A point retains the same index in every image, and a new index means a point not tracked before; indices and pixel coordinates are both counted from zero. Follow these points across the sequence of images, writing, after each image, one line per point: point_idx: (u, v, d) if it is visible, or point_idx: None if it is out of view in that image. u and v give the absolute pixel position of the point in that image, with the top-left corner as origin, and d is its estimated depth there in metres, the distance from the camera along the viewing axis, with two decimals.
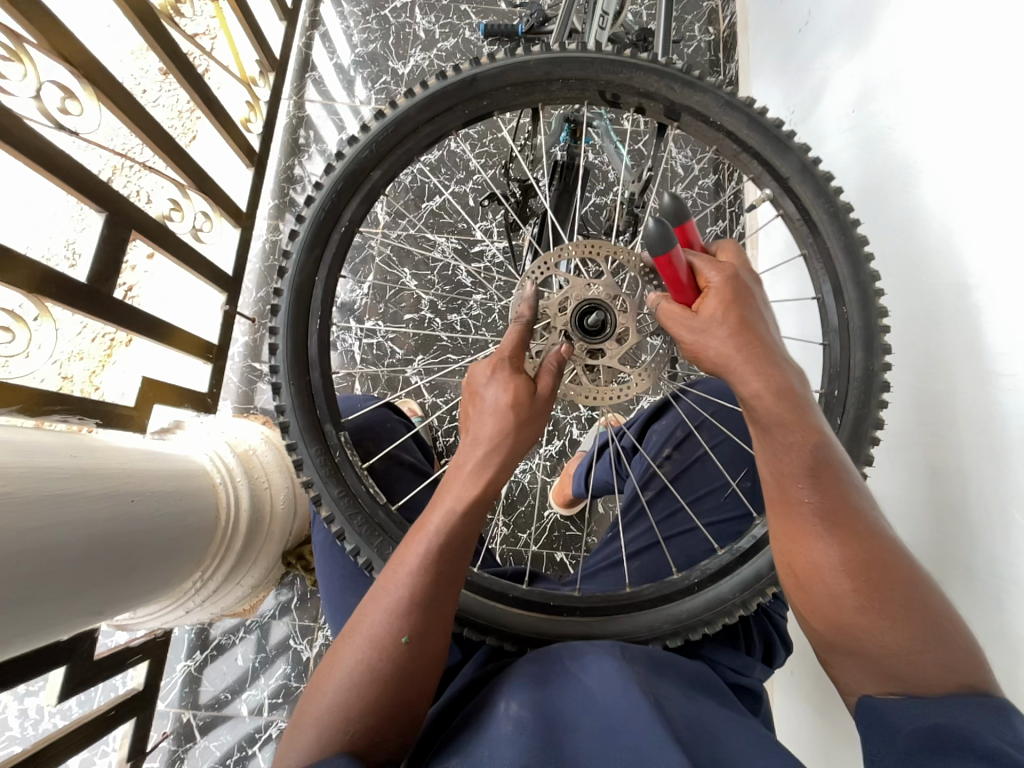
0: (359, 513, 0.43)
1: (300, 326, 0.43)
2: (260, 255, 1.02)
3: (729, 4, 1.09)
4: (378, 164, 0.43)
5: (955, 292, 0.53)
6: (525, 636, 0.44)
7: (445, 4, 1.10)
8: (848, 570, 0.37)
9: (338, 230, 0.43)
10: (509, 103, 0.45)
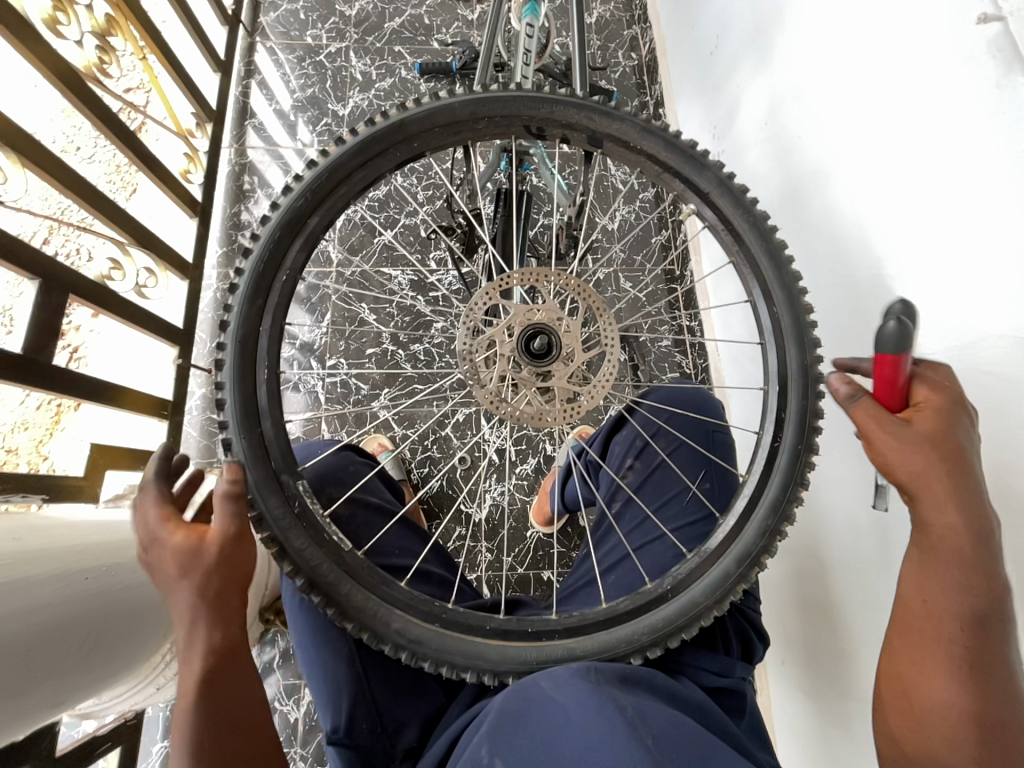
0: (324, 563, 0.42)
1: (247, 378, 0.42)
2: (212, 304, 1.01)
3: (648, 31, 1.17)
4: (314, 211, 0.44)
5: (872, 284, 0.57)
6: (505, 667, 0.43)
7: (379, 46, 1.13)
8: (964, 670, 0.38)
9: (280, 279, 0.43)
10: (440, 143, 0.46)
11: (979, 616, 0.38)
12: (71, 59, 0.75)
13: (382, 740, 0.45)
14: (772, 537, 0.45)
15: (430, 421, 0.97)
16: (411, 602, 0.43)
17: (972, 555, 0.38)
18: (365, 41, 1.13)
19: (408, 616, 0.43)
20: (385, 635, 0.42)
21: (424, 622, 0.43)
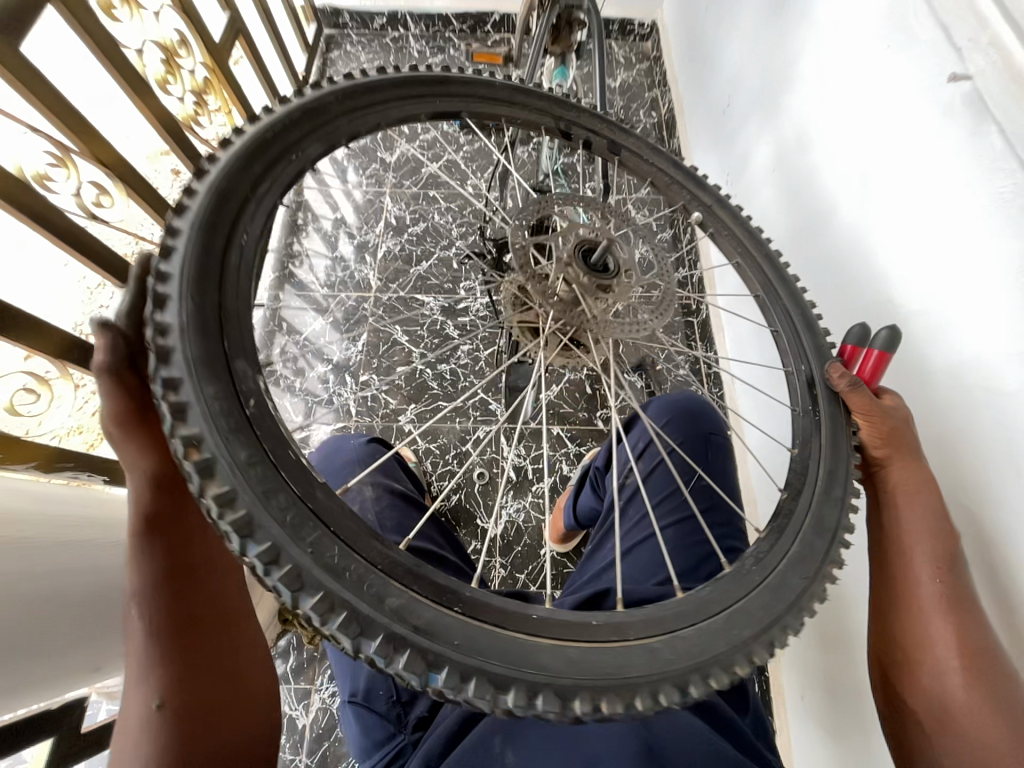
0: (292, 499, 0.27)
1: (216, 231, 0.31)
2: (262, 322, 1.11)
3: (666, 94, 1.29)
4: (341, 108, 0.40)
5: (874, 311, 0.62)
6: (568, 684, 0.28)
7: (425, 105, 1.29)
8: (942, 610, 0.40)
9: (287, 155, 0.36)
10: (481, 112, 0.49)
11: (944, 554, 0.41)
12: (172, 111, 0.89)
13: (395, 708, 0.46)
14: (846, 508, 0.39)
15: (452, 437, 1.02)
16: (416, 574, 0.29)
17: (917, 496, 0.44)
18: (413, 101, 1.29)
19: (410, 590, 0.29)
20: (381, 623, 0.27)
21: (438, 605, 0.29)
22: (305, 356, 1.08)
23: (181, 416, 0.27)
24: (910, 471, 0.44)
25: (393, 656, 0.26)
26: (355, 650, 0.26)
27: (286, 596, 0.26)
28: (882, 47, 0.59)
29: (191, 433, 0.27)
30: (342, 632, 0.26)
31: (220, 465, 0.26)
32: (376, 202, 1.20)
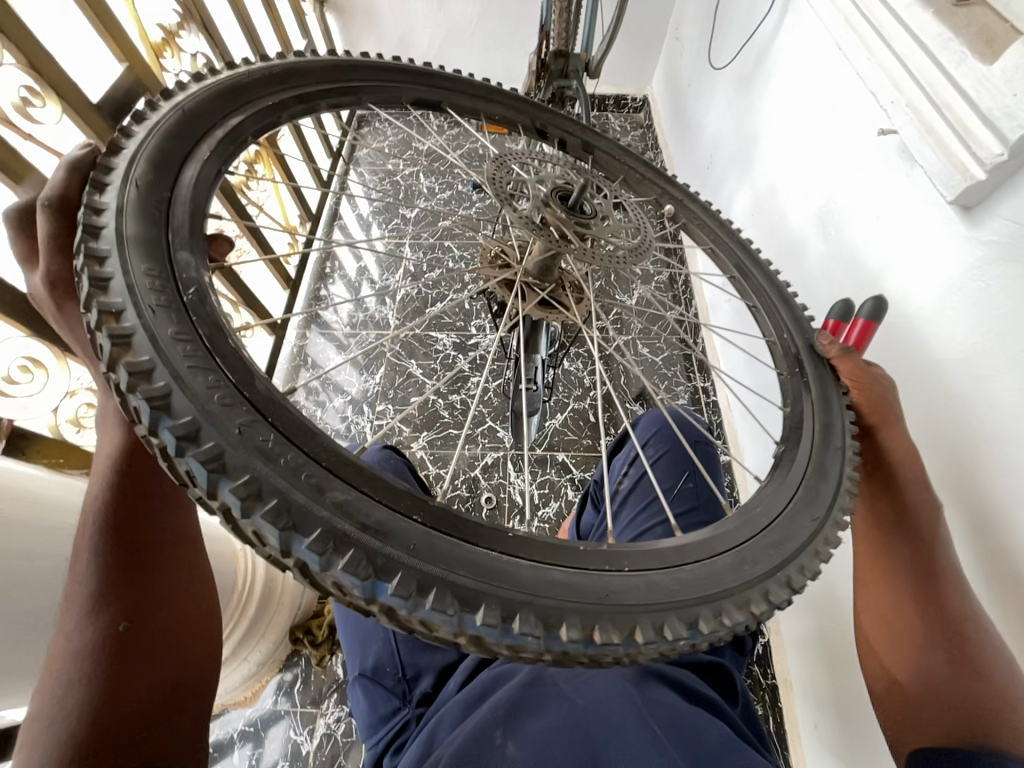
0: (222, 376, 0.25)
1: (182, 143, 0.32)
2: (289, 357, 1.21)
3: (659, 155, 1.44)
4: (324, 76, 0.43)
5: None
6: (549, 606, 0.25)
7: (443, 170, 1.46)
8: (917, 578, 0.42)
9: (266, 103, 0.38)
10: (460, 106, 0.53)
11: (924, 524, 0.43)
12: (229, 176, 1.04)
13: (401, 683, 0.51)
14: (845, 457, 0.38)
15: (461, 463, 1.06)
16: (369, 476, 0.26)
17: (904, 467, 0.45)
18: (433, 166, 1.46)
19: (361, 491, 0.26)
20: (320, 518, 0.23)
21: (401, 512, 0.26)
22: (325, 389, 1.17)
23: (102, 287, 0.25)
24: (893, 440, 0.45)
25: (334, 563, 0.23)
26: (286, 550, 0.23)
27: (210, 482, 0.23)
28: (828, 110, 0.69)
29: (111, 302, 0.25)
30: (269, 523, 0.23)
31: (141, 338, 0.24)
32: (396, 252, 1.33)
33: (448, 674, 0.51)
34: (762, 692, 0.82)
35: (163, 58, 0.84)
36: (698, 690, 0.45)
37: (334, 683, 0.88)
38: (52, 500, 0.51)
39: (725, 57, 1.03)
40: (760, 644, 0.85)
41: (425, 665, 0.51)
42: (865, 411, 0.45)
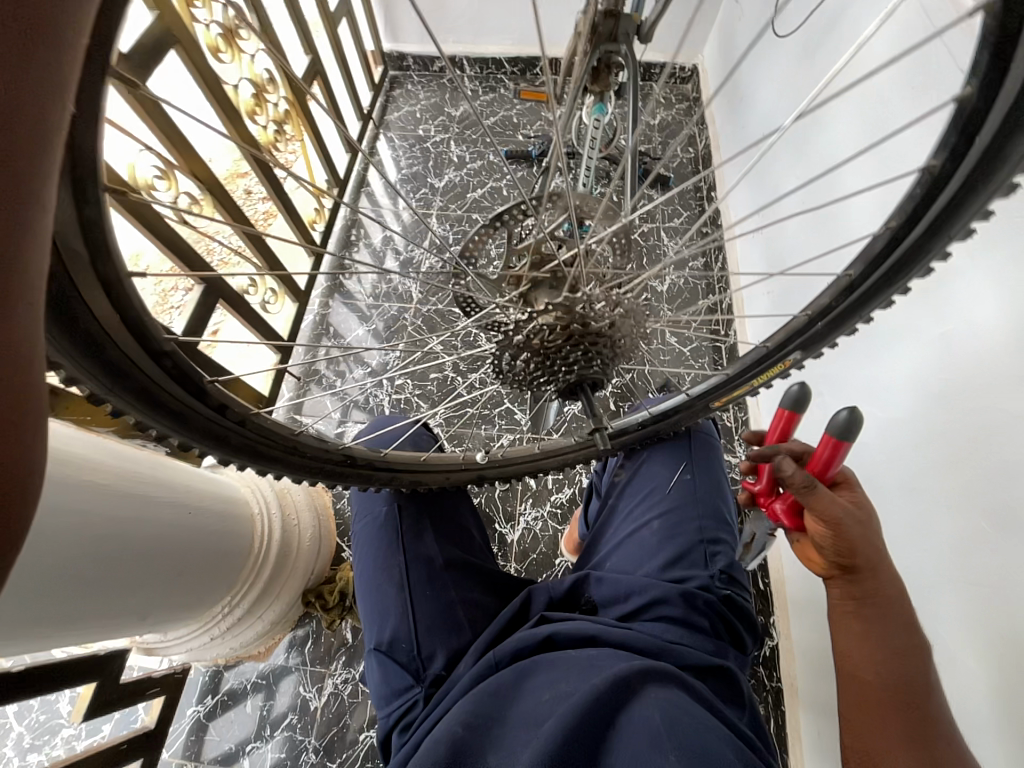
0: None
1: (110, 330, 0.32)
2: (311, 326, 1.21)
3: (704, 132, 1.36)
4: (192, 431, 0.41)
5: (917, 334, 0.62)
6: None
7: (475, 138, 1.41)
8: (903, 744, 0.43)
9: (148, 382, 0.36)
10: (317, 469, 0.51)
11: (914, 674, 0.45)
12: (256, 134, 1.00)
13: (416, 663, 0.56)
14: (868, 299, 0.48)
15: (476, 442, 1.05)
16: None
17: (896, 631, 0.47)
18: (464, 134, 1.42)
19: None
20: None
21: None
22: (346, 360, 1.17)
23: None
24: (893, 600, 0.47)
25: None
26: None
27: None
28: (906, 94, 0.63)
29: None
30: None
31: None
32: (422, 223, 1.29)
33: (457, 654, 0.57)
34: (765, 694, 0.81)
35: (194, 8, 0.81)
36: (703, 695, 0.44)
37: (342, 646, 0.91)
38: (72, 459, 0.53)
39: (790, 25, 0.94)
40: (768, 647, 0.84)
41: (437, 646, 0.57)
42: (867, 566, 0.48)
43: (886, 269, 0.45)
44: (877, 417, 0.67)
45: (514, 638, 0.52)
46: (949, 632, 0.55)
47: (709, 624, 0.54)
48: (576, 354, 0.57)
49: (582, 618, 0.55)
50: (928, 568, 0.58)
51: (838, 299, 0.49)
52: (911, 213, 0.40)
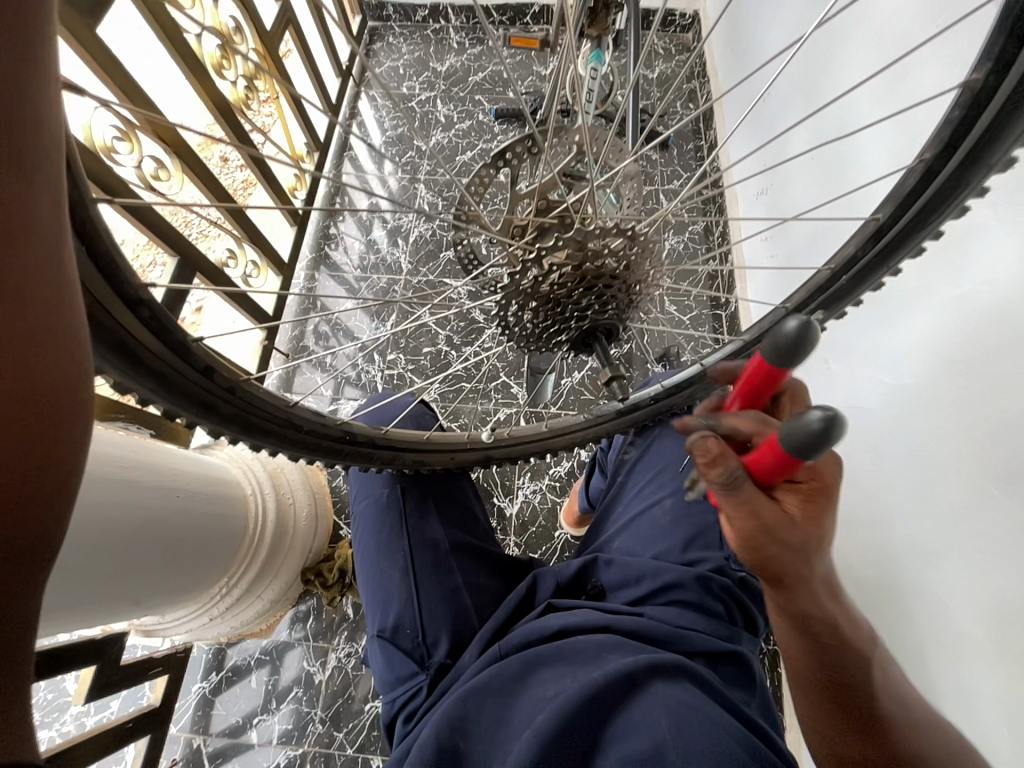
0: None
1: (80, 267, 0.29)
2: (297, 301, 1.16)
3: (705, 86, 1.28)
4: (175, 397, 0.38)
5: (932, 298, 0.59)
6: None
7: (462, 95, 1.32)
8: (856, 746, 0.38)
9: (126, 338, 0.33)
10: (312, 444, 0.48)
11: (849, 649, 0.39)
12: (225, 91, 0.92)
13: (419, 650, 0.56)
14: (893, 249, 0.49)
15: (473, 417, 1.03)
16: None
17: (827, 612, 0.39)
18: (451, 91, 1.33)
19: None
20: None
21: None
22: (335, 336, 1.13)
23: None
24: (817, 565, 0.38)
25: None
26: None
27: None
28: (929, 34, 0.58)
29: None
30: None
31: None
32: (409, 189, 1.23)
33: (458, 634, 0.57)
34: (762, 657, 0.83)
35: None
36: (716, 687, 0.46)
37: (344, 621, 0.91)
38: None
39: None
40: None
41: (441, 632, 0.57)
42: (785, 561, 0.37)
43: (916, 211, 0.46)
44: (885, 384, 0.66)
45: (525, 627, 0.54)
46: (952, 601, 0.55)
47: (724, 609, 0.55)
48: (588, 299, 0.53)
49: (589, 606, 0.56)
50: (935, 538, 0.57)
51: (866, 246, 0.50)
52: (947, 142, 0.41)
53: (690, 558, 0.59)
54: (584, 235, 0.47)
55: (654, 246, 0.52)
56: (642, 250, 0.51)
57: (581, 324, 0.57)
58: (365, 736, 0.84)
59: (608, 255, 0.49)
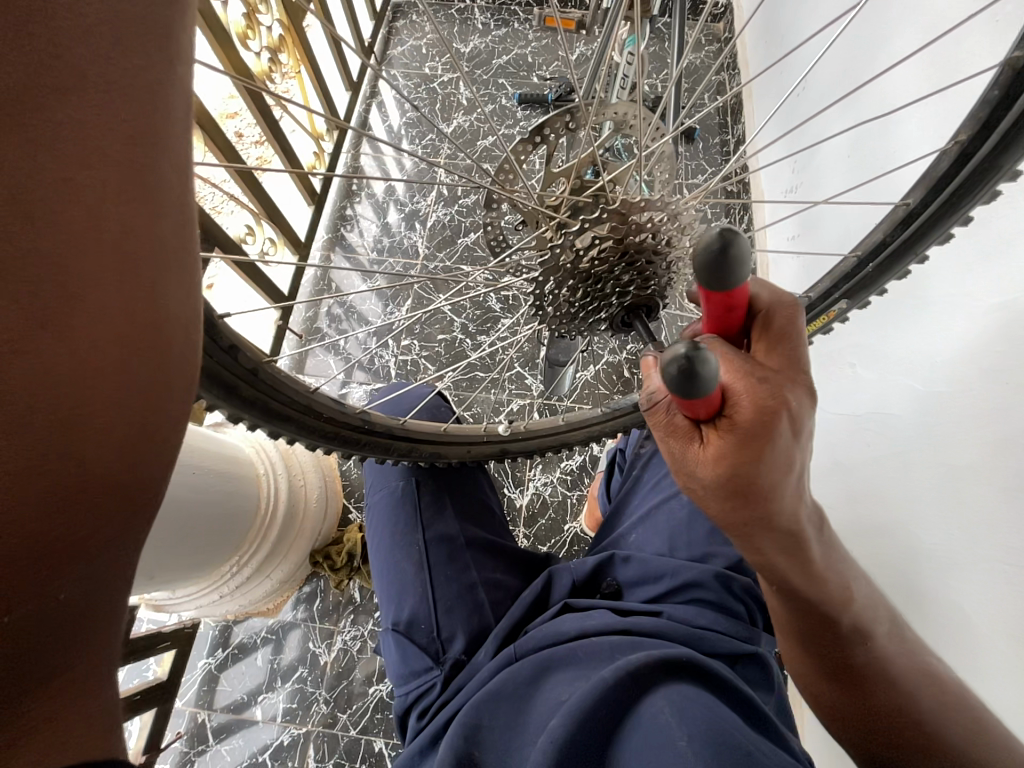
0: None
1: None
2: (312, 282, 1.14)
3: (735, 79, 1.25)
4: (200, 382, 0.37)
5: (967, 306, 0.58)
6: None
7: (485, 78, 1.30)
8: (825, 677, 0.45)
9: None
10: (328, 434, 0.47)
11: (808, 602, 0.42)
12: (249, 64, 0.91)
13: (433, 644, 0.56)
14: (928, 234, 0.48)
15: (486, 407, 1.02)
16: None
17: (790, 564, 0.39)
18: (474, 74, 1.30)
19: None
20: None
21: None
22: (349, 318, 1.12)
23: None
24: (770, 525, 0.37)
25: None
26: None
27: None
28: (980, 34, 0.56)
29: None
30: None
31: None
32: (429, 172, 1.21)
33: (471, 627, 0.57)
34: None
35: None
36: (737, 688, 0.46)
37: (350, 604, 0.91)
38: None
39: None
40: None
41: (458, 630, 0.56)
42: (722, 499, 0.37)
43: (948, 193, 0.46)
44: (913, 391, 0.65)
45: (541, 629, 0.54)
46: (979, 615, 0.54)
47: (744, 611, 0.54)
48: (628, 275, 0.53)
49: (604, 606, 0.56)
50: (967, 550, 0.55)
51: (894, 232, 0.50)
52: (984, 123, 0.41)
53: (711, 558, 0.58)
54: (628, 206, 0.46)
55: (696, 221, 0.51)
56: (681, 226, 0.50)
57: (622, 302, 0.56)
58: (368, 718, 0.84)
59: (651, 232, 0.48)
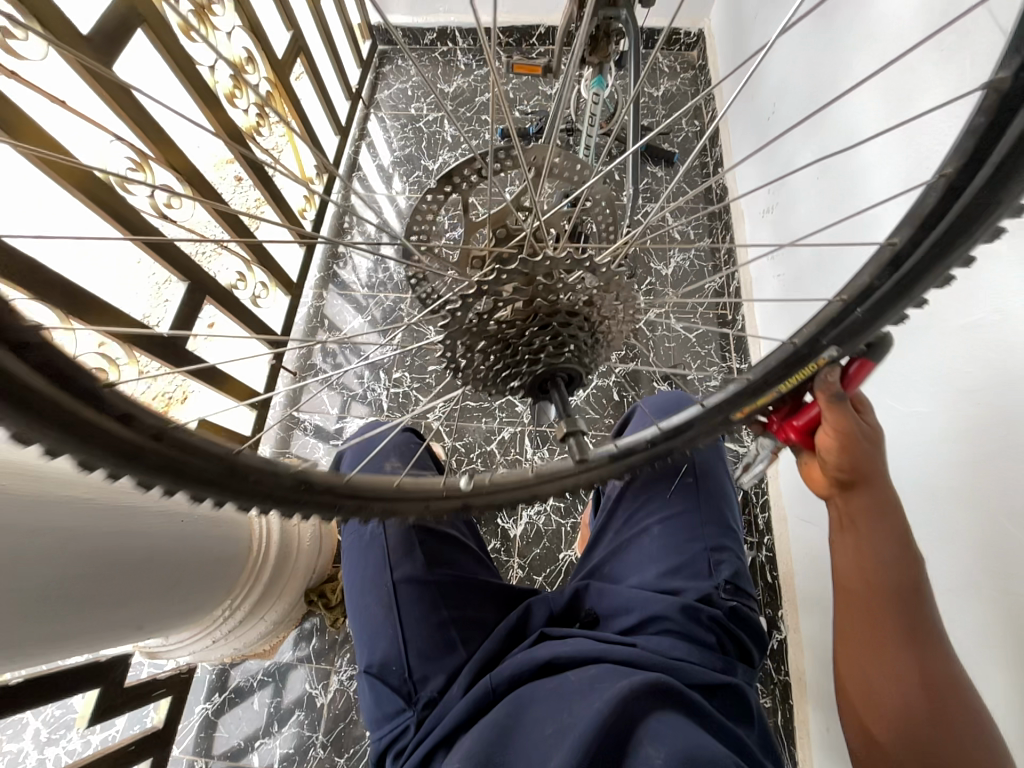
0: None
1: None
2: (306, 319, 1.17)
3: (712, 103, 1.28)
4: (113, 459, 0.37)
5: (951, 330, 0.58)
6: None
7: (469, 116, 1.34)
8: (920, 691, 0.44)
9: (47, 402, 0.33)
10: (269, 496, 0.46)
11: (903, 575, 0.47)
12: (237, 120, 0.95)
13: (406, 685, 0.56)
14: (921, 279, 0.43)
15: (477, 437, 1.03)
16: None
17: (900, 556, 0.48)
18: (459, 112, 1.35)
19: None
20: None
21: None
22: (342, 353, 1.14)
23: None
24: (875, 507, 0.49)
25: None
26: None
27: None
28: (937, 68, 0.58)
29: None
30: None
31: None
32: (417, 208, 1.25)
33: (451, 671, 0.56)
34: (772, 687, 0.82)
35: None
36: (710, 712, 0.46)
37: (346, 642, 0.91)
38: (57, 479, 0.54)
39: None
40: (775, 640, 0.84)
41: (433, 671, 0.56)
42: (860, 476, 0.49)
43: (936, 236, 0.41)
44: (905, 414, 0.65)
45: (515, 659, 0.53)
46: (966, 637, 0.56)
47: (715, 639, 0.54)
48: (541, 338, 0.52)
49: (580, 635, 0.55)
50: (956, 573, 0.57)
51: (880, 276, 0.44)
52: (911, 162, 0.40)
53: (686, 593, 0.57)
54: (531, 269, 0.46)
55: (621, 278, 0.50)
56: (606, 284, 0.50)
57: (535, 368, 0.56)
58: (366, 761, 0.83)
59: (568, 292, 0.49)
